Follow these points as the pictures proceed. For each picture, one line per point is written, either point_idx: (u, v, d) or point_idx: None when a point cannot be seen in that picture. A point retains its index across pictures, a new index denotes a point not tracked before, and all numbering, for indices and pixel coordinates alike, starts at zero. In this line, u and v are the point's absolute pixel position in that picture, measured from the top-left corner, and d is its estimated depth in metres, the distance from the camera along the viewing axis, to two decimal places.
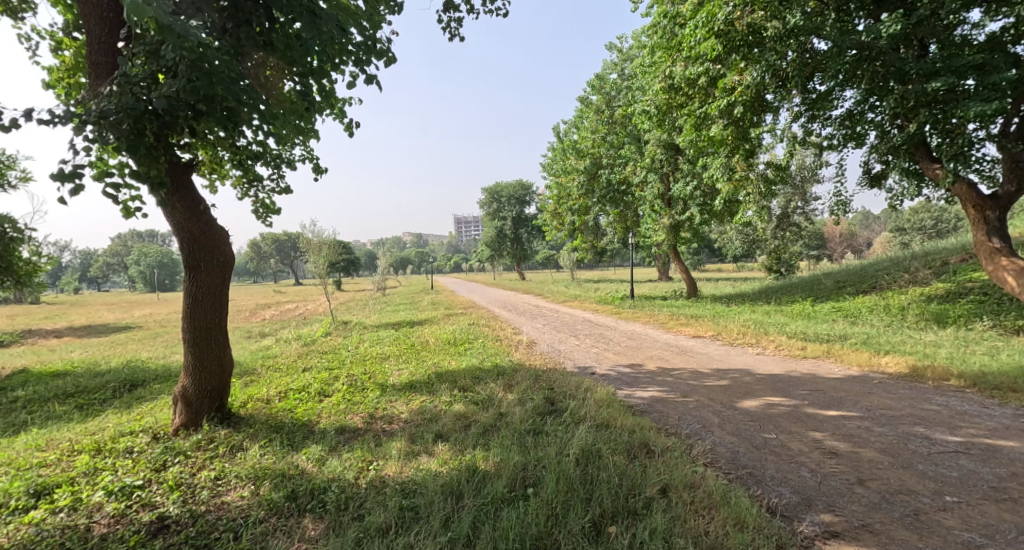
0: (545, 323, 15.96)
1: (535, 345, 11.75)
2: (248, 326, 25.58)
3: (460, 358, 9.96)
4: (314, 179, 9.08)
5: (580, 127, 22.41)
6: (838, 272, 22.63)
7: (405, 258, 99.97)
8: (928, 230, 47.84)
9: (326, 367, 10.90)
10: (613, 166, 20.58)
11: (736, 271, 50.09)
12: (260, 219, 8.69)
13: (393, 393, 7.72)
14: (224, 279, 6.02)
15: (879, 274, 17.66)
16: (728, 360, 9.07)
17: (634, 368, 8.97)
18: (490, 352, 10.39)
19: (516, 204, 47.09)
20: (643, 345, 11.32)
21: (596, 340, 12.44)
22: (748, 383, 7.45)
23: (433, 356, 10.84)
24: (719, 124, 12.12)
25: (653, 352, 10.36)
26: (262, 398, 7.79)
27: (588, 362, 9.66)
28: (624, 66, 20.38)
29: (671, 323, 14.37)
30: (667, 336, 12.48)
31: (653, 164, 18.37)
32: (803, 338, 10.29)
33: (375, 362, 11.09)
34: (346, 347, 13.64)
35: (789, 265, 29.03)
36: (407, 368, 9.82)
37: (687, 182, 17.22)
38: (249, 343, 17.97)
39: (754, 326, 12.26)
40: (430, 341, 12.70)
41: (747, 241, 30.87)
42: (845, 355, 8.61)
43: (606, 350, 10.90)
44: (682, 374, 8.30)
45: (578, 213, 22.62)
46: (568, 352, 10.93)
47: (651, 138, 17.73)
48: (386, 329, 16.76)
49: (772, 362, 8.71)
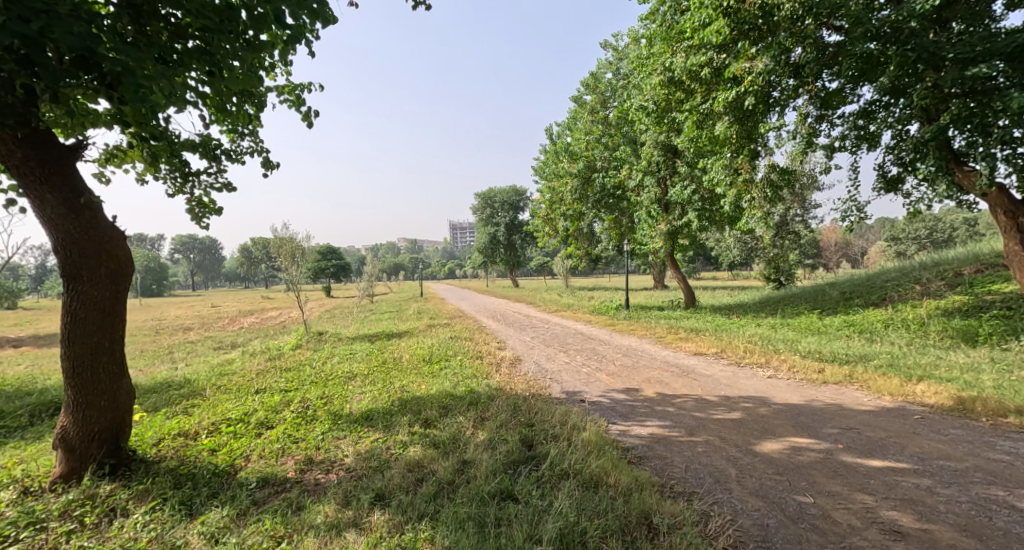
0: (533, 336, 14.76)
1: (519, 363, 10.55)
2: (222, 336, 24.15)
3: (432, 381, 8.74)
4: (264, 175, 7.97)
5: (573, 128, 21.34)
6: (842, 282, 21.52)
7: (397, 264, 98.53)
8: (925, 240, 47.02)
9: (282, 388, 9.67)
10: (608, 170, 19.48)
11: (735, 281, 49.02)
12: (195, 220, 7.52)
13: (344, 427, 6.48)
14: (117, 293, 4.82)
15: (888, 284, 16.54)
16: (736, 386, 7.88)
17: (629, 395, 7.78)
18: (468, 373, 9.18)
19: (509, 210, 45.94)
20: (638, 365, 10.12)
21: (588, 357, 11.26)
22: (765, 418, 6.26)
23: (403, 376, 9.64)
24: (725, 119, 11.07)
25: (651, 373, 9.19)
26: (188, 434, 6.54)
27: (576, 386, 8.46)
28: (620, 65, 19.36)
29: (669, 337, 13.19)
30: (665, 353, 11.30)
31: (650, 167, 17.27)
32: (818, 359, 9.13)
33: (338, 383, 9.84)
34: (313, 364, 12.35)
35: (789, 274, 27.91)
36: (370, 392, 8.62)
37: (685, 186, 16.17)
38: (214, 356, 16.65)
39: (761, 343, 11.09)
40: (403, 359, 11.46)
41: (746, 249, 29.76)
42: (870, 380, 7.47)
43: (597, 371, 9.70)
44: (684, 403, 7.13)
45: (571, 219, 21.49)
46: (556, 371, 9.77)
47: (648, 139, 16.70)
48: (362, 342, 15.50)
49: (787, 389, 7.54)
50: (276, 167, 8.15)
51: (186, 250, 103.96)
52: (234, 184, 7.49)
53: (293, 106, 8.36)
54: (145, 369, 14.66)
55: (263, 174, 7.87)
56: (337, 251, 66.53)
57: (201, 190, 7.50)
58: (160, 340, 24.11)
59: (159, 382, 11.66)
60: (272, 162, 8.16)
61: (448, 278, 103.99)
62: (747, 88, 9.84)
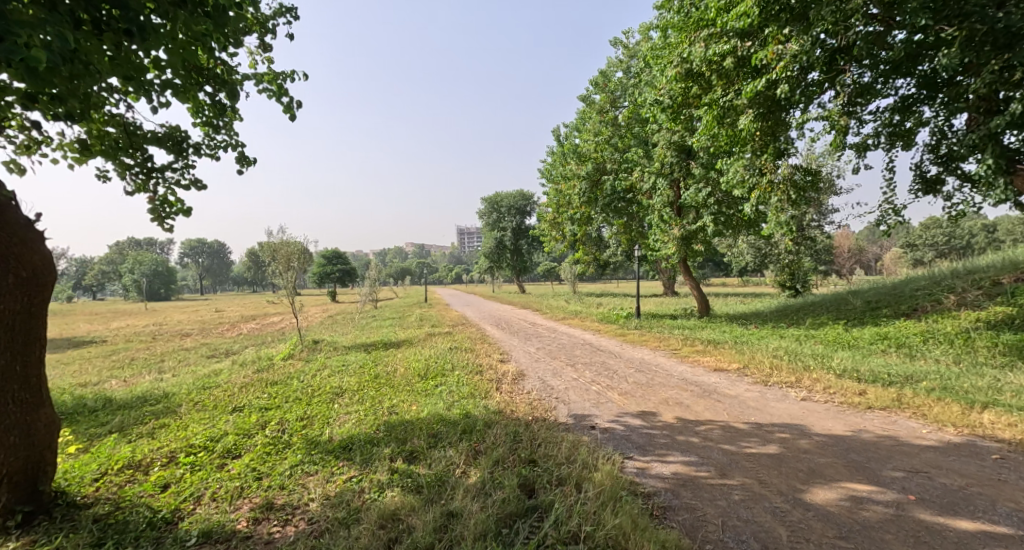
0: (538, 347, 13.83)
1: (523, 380, 9.62)
2: (217, 343, 23.38)
3: (424, 402, 7.87)
4: (240, 172, 7.24)
5: (581, 129, 20.49)
6: (864, 290, 20.37)
7: (403, 269, 97.97)
8: (942, 247, 45.58)
9: (262, 406, 8.86)
10: (618, 172, 18.53)
11: (747, 287, 47.81)
12: (159, 221, 6.85)
13: (317, 460, 5.63)
14: (33, 306, 4.05)
15: (918, 293, 15.46)
16: (769, 412, 6.90)
17: (646, 421, 6.85)
18: (465, 392, 8.30)
19: (516, 214, 45.09)
20: (652, 383, 9.16)
21: (598, 373, 10.32)
22: (809, 453, 5.32)
23: (394, 394, 8.79)
24: (748, 114, 10.18)
25: (670, 393, 8.26)
26: (138, 466, 5.70)
27: (585, 409, 7.53)
28: (631, 63, 18.52)
29: (685, 351, 12.22)
30: (682, 369, 10.34)
31: (662, 169, 16.31)
32: (856, 378, 8.15)
33: (324, 401, 9.01)
34: (301, 378, 11.49)
35: (805, 282, 26.79)
36: (355, 413, 7.78)
37: (699, 188, 15.27)
38: (202, 366, 15.85)
39: (789, 358, 10.11)
40: (396, 373, 10.58)
41: (760, 254, 28.70)
42: (925, 406, 6.49)
43: (608, 390, 8.75)
44: (710, 432, 6.19)
45: (578, 223, 20.59)
46: (563, 390, 8.86)
47: (661, 139, 15.80)
48: (357, 352, 14.67)
49: (827, 415, 6.57)
50: (253, 164, 7.39)
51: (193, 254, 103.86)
52: (204, 180, 6.72)
53: (273, 98, 7.56)
54: (128, 380, 13.88)
55: (237, 171, 7.11)
56: (342, 256, 65.96)
57: (165, 189, 6.74)
58: (155, 347, 23.42)
59: (135, 397, 10.85)
60: (248, 157, 7.40)
61: (455, 283, 103.27)
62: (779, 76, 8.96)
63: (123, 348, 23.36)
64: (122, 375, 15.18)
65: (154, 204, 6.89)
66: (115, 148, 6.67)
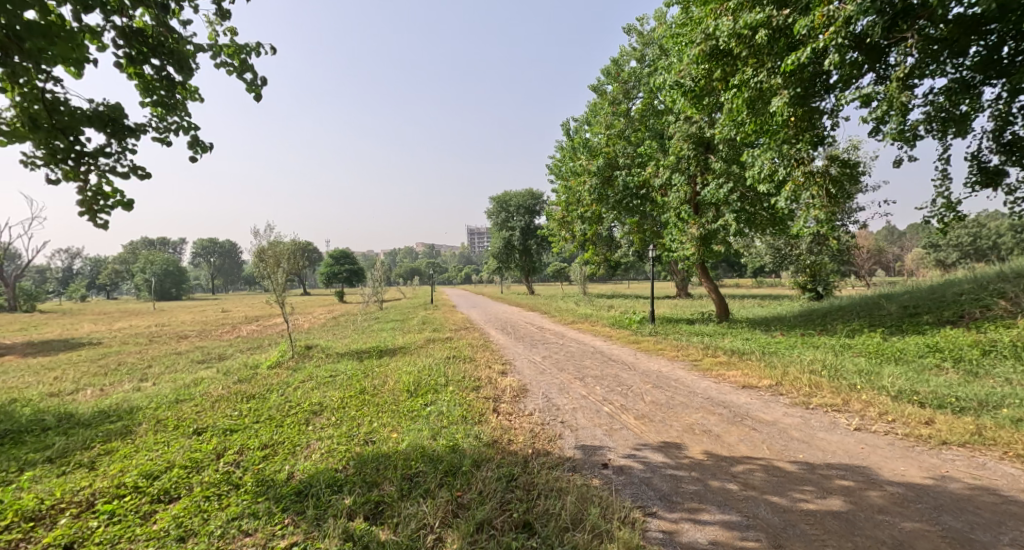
0: (543, 356, 12.65)
1: (524, 398, 8.46)
2: (211, 347, 22.41)
3: (406, 428, 6.71)
4: (191, 161, 6.09)
5: (592, 122, 19.17)
6: (897, 293, 18.92)
7: (411, 268, 97.26)
8: (967, 248, 43.67)
9: (227, 428, 7.80)
10: (630, 168, 17.23)
11: (763, 289, 46.26)
12: (91, 216, 5.78)
13: (260, 514, 4.53)
14: None
15: (962, 297, 14.09)
16: (819, 446, 5.72)
17: (669, 457, 5.69)
18: (456, 415, 7.14)
19: (526, 214, 43.95)
20: (673, 404, 7.97)
21: (611, 389, 9.13)
22: (886, 514, 4.20)
23: (376, 414, 7.69)
24: (782, 95, 8.92)
25: (696, 419, 7.06)
26: (43, 517, 4.74)
27: (596, 439, 6.38)
28: (645, 50, 17.19)
29: (707, 363, 11.00)
30: (705, 386, 9.11)
31: (679, 164, 15.00)
32: (918, 403, 6.90)
33: (297, 422, 7.93)
34: (280, 392, 10.40)
35: (828, 284, 25.34)
36: (327, 440, 6.71)
37: (720, 184, 14.01)
38: (186, 375, 14.83)
39: (830, 374, 8.87)
40: (383, 388, 9.43)
41: (779, 254, 27.27)
42: (1018, 445, 5.28)
43: (622, 413, 7.57)
44: (750, 475, 5.04)
45: (589, 222, 19.33)
46: (571, 412, 7.68)
47: (677, 130, 14.54)
48: (348, 361, 13.54)
49: (894, 454, 5.38)
50: (209, 149, 6.20)
51: (204, 255, 103.44)
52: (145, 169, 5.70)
53: (230, 74, 6.30)
54: (102, 391, 12.91)
55: (187, 159, 5.96)
56: (350, 256, 65.16)
57: (97, 178, 5.68)
58: (147, 351, 22.50)
59: (97, 412, 9.83)
60: (203, 143, 6.21)
61: (464, 283, 102.28)
62: (826, 45, 7.86)
63: (115, 352, 22.50)
64: (100, 383, 14.22)
65: (86, 194, 5.84)
66: (38, 129, 5.59)
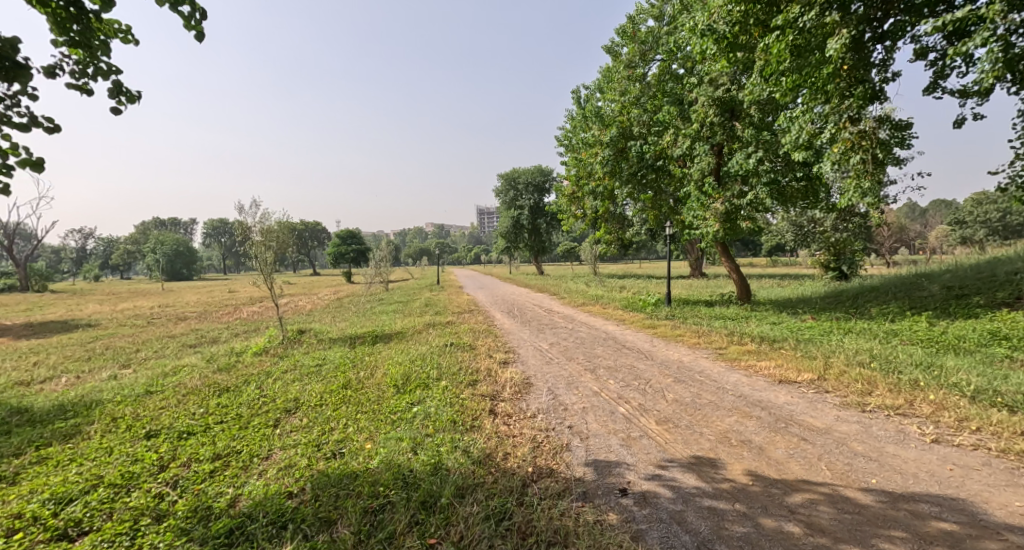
0: (550, 344, 11.47)
1: (525, 395, 7.31)
2: (206, 330, 21.62)
3: (382, 438, 5.60)
4: (115, 113, 4.89)
5: (604, 88, 17.62)
6: (936, 273, 17.42)
7: (420, 248, 96.23)
8: (997, 225, 41.51)
9: (185, 430, 6.80)
10: (646, 137, 15.75)
11: (780, 268, 44.59)
12: None
13: None
14: None
15: (1018, 277, 12.65)
16: (895, 466, 4.54)
17: (704, 479, 4.55)
18: (444, 419, 6.01)
19: (535, 192, 42.40)
20: (700, 404, 6.81)
21: (625, 383, 7.99)
22: None
23: (353, 417, 6.62)
24: (839, 36, 7.72)
25: (730, 426, 5.92)
26: None
27: (611, 452, 5.27)
28: (665, 7, 15.50)
29: (733, 352, 9.81)
30: (735, 382, 7.90)
31: (703, 131, 13.52)
32: (1003, 408, 5.69)
33: (265, 423, 6.89)
34: (258, 384, 9.39)
35: (854, 263, 23.86)
36: (292, 450, 5.66)
37: (749, 153, 12.62)
38: (169, 361, 13.94)
39: (882, 366, 7.66)
40: (369, 382, 8.32)
41: (802, 231, 25.75)
42: None
43: (641, 416, 6.41)
44: (814, 512, 3.90)
45: (600, 197, 18.01)
46: (580, 414, 6.55)
47: (701, 94, 13.09)
48: (339, 347, 12.51)
49: (996, 481, 4.21)
50: (138, 99, 4.95)
51: (213, 236, 103.09)
52: (52, 122, 4.51)
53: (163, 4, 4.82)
54: (76, 380, 12.08)
55: (110, 111, 4.68)
56: (358, 236, 64.24)
57: None
58: (142, 334, 21.80)
59: (54, 406, 8.91)
60: (129, 91, 4.89)
61: (473, 265, 101.34)
62: None
63: (108, 335, 21.75)
64: (78, 371, 13.36)
65: None
66: None
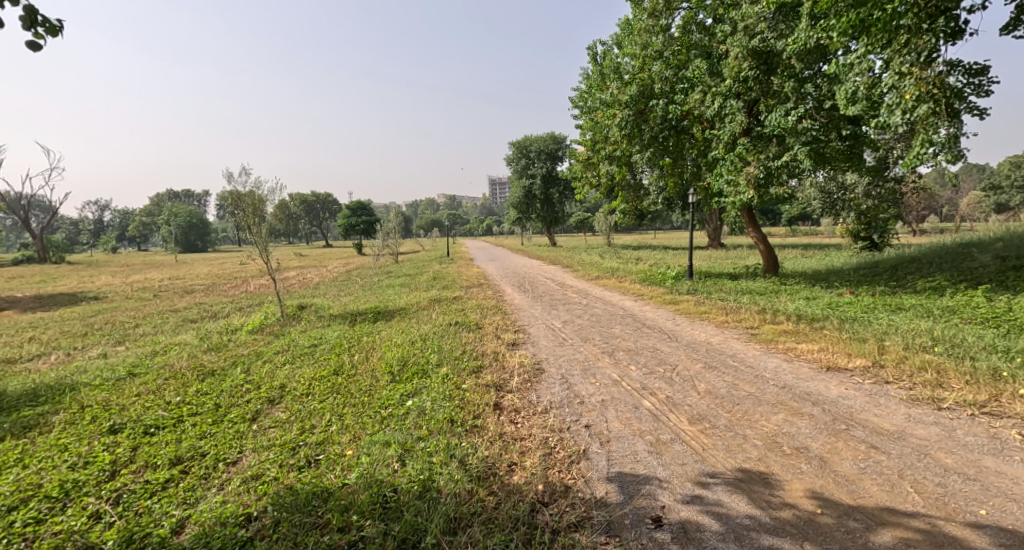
0: (562, 322, 10.52)
1: (535, 385, 6.42)
2: (208, 304, 20.98)
3: (366, 441, 4.78)
4: (33, 48, 4.21)
5: (624, 42, 16.16)
6: (981, 242, 16.11)
7: (430, 219, 95.17)
8: None
9: (153, 423, 6.01)
10: (670, 95, 14.42)
11: (800, 238, 42.94)
12: None
13: None
14: None
15: None
16: (1003, 490, 3.63)
17: (758, 506, 3.69)
18: (441, 418, 5.16)
19: (547, 160, 40.82)
20: (738, 397, 5.88)
21: (649, 370, 7.04)
22: None
23: (339, 411, 5.77)
24: None
25: (780, 427, 4.97)
26: None
27: (639, 463, 4.39)
28: None
29: (768, 332, 8.81)
30: (775, 369, 6.90)
31: (736, 87, 12.24)
32: None
33: (242, 416, 6.09)
34: (246, 367, 8.62)
35: (886, 232, 22.44)
36: (267, 455, 4.82)
37: (787, 109, 11.42)
38: (163, 339, 13.27)
39: (948, 351, 6.63)
40: (362, 367, 7.49)
41: (831, 198, 24.24)
42: None
43: (670, 413, 5.48)
44: None
45: (617, 163, 16.77)
46: (599, 409, 5.63)
47: (735, 44, 11.84)
48: (338, 325, 11.71)
49: None
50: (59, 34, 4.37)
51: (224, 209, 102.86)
52: None
53: None
54: (64, 358, 11.49)
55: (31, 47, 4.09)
56: (368, 207, 63.29)
57: None
58: (144, 308, 21.27)
59: (27, 390, 8.24)
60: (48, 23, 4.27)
61: (485, 235, 100.20)
62: None
63: (112, 308, 21.25)
64: (70, 348, 12.78)
65: None
66: None
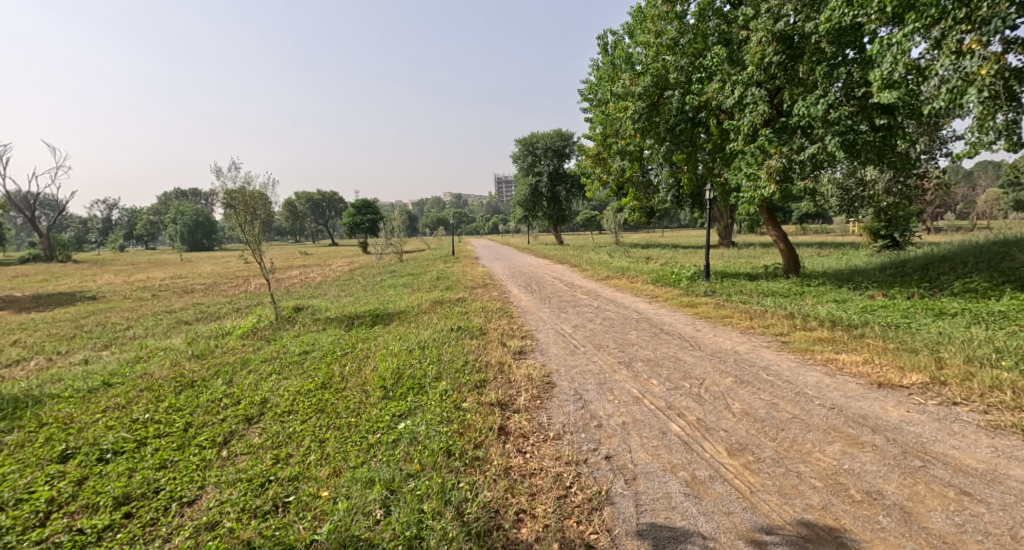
0: (573, 327, 9.72)
1: (546, 403, 5.63)
2: (205, 305, 20.29)
3: (345, 478, 4.05)
4: None
5: (636, 30, 15.31)
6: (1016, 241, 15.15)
7: (436, 218, 94.39)
8: None
9: (109, 446, 5.29)
10: (686, 85, 13.58)
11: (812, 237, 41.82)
12: None
13: None
14: None
15: None
16: None
17: None
18: (436, 448, 4.39)
19: (554, 157, 39.95)
20: (782, 420, 5.06)
21: (673, 385, 6.23)
22: None
23: (320, 435, 5.04)
24: None
25: (841, 461, 4.15)
26: None
27: (675, 511, 3.62)
28: None
29: (801, 340, 7.97)
30: (817, 384, 6.08)
31: (758, 74, 11.37)
32: None
33: (212, 438, 5.36)
34: (228, 376, 7.91)
35: (908, 231, 21.46)
36: (228, 492, 4.08)
37: (815, 96, 10.58)
38: (150, 343, 12.61)
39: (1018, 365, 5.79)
40: (352, 380, 6.72)
41: (849, 195, 23.24)
42: None
43: (704, 440, 4.67)
44: None
45: (629, 158, 15.94)
46: (621, 434, 4.83)
47: (759, 28, 11.01)
48: (333, 329, 10.98)
49: None
50: None
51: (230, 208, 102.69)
52: None
53: None
54: (44, 364, 10.85)
55: None
56: (372, 206, 62.64)
57: None
58: (140, 308, 20.64)
59: None
60: None
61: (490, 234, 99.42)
62: None
63: (107, 309, 20.65)
64: (53, 352, 12.15)
65: None
66: None
